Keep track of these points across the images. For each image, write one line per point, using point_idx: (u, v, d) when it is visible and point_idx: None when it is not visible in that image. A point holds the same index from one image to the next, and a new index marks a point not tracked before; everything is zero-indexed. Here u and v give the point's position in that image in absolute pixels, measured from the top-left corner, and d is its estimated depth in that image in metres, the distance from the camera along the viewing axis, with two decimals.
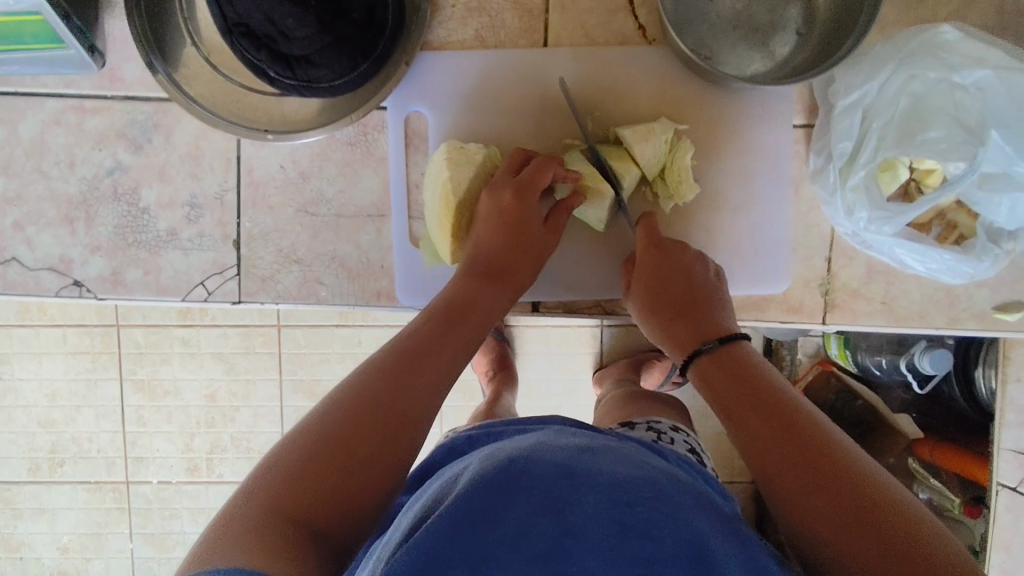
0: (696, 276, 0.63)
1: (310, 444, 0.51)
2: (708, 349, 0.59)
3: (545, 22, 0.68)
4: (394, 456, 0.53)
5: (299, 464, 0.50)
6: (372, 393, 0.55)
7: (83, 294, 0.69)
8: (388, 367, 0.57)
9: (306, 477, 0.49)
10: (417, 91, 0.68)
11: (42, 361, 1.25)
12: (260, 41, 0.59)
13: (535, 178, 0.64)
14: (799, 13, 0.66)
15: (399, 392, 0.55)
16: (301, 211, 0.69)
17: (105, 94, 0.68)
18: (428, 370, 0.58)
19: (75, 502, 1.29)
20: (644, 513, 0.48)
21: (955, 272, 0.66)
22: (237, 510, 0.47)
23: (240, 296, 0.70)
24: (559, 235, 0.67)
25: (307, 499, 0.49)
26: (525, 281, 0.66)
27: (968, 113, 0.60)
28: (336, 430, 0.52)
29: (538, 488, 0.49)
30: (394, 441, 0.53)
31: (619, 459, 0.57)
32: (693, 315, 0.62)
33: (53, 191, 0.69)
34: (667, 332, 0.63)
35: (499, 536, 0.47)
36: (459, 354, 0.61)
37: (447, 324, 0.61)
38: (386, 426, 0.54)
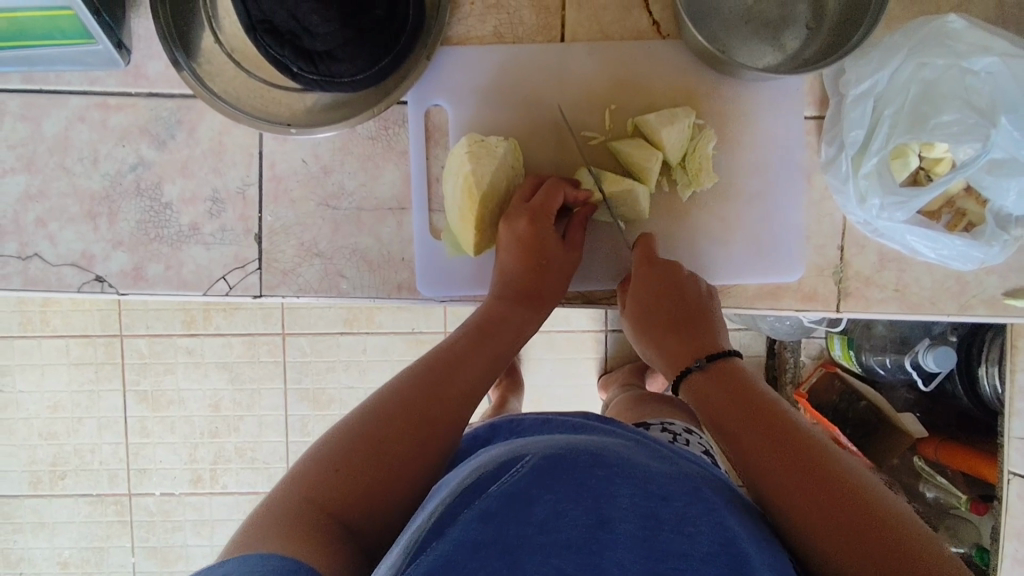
0: (692, 296, 0.66)
1: (352, 443, 0.55)
2: (698, 366, 0.61)
3: (562, 18, 0.70)
4: (423, 459, 0.56)
5: (342, 458, 0.54)
6: (409, 404, 0.58)
7: (104, 289, 0.70)
8: (422, 376, 0.60)
9: (345, 472, 0.53)
10: (437, 84, 0.70)
11: (44, 373, 1.24)
12: (283, 38, 0.60)
13: (547, 201, 0.66)
14: (809, 7, 0.68)
15: (437, 406, 0.59)
16: (322, 205, 0.70)
17: (129, 91, 0.69)
18: (461, 389, 0.61)
19: (77, 516, 1.28)
20: (680, 508, 0.48)
21: (964, 258, 0.68)
22: (280, 496, 0.51)
23: (260, 290, 0.70)
24: (577, 251, 0.69)
25: (341, 490, 0.52)
26: (547, 297, 0.68)
27: (978, 96, 0.62)
28: (376, 434, 0.55)
29: (572, 474, 0.48)
30: (423, 445, 0.56)
31: (648, 453, 0.57)
32: (684, 335, 0.64)
33: (75, 187, 0.69)
34: (662, 350, 0.65)
35: (532, 520, 0.45)
36: (485, 373, 0.64)
37: (475, 345, 0.64)
38: (418, 430, 0.57)
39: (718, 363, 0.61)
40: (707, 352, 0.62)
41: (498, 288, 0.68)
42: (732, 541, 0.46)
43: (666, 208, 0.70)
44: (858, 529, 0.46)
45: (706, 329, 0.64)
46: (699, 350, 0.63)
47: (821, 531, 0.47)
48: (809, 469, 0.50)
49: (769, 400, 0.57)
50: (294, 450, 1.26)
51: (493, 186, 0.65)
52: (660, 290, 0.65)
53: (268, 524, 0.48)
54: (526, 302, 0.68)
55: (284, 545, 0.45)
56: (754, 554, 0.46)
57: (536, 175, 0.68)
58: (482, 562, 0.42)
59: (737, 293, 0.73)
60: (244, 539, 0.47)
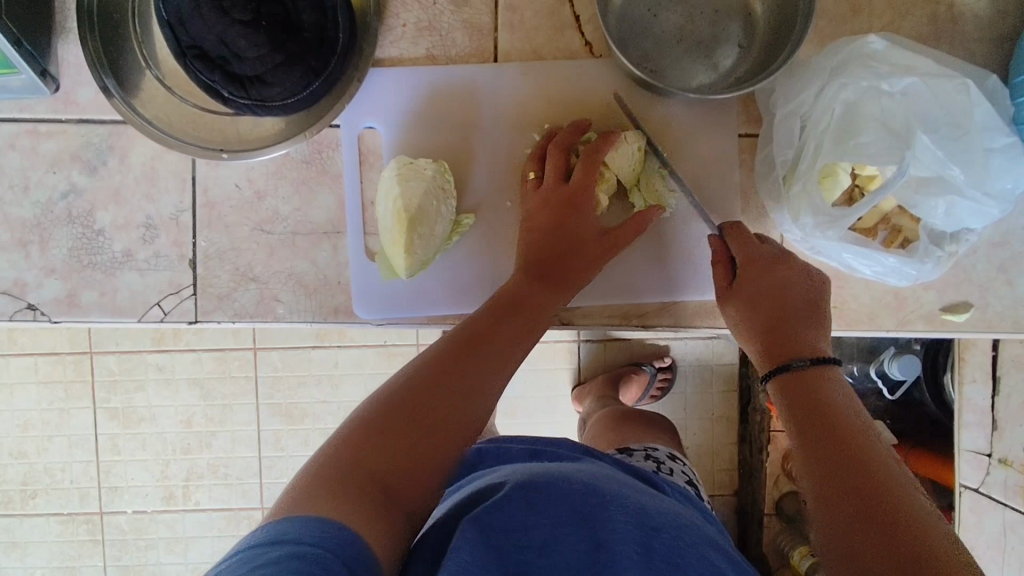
0: (799, 291, 0.60)
1: (394, 410, 0.51)
2: (800, 364, 0.56)
3: (494, 40, 0.70)
4: (462, 418, 0.53)
5: (379, 418, 0.51)
6: (446, 371, 0.55)
7: (38, 318, 0.69)
8: (455, 342, 0.57)
9: (381, 433, 0.50)
10: (369, 107, 0.70)
11: (13, 392, 1.23)
12: (214, 63, 0.62)
13: (584, 186, 0.65)
14: (740, 26, 0.69)
15: (471, 366, 0.56)
16: (256, 229, 0.70)
17: (59, 118, 0.68)
18: (499, 360, 0.58)
19: (49, 535, 1.27)
20: (670, 540, 0.49)
21: (900, 274, 0.67)
22: (323, 463, 0.48)
23: (196, 316, 0.70)
24: (616, 240, 0.65)
25: (378, 452, 0.49)
26: (578, 280, 0.65)
27: (895, 118, 0.62)
28: (418, 403, 0.52)
29: (562, 498, 0.50)
30: (460, 404, 0.53)
31: (637, 489, 0.57)
32: (795, 333, 0.59)
33: (7, 215, 0.69)
34: (769, 343, 0.59)
35: (530, 545, 0.48)
36: (517, 343, 0.60)
37: (503, 318, 0.60)
38: (452, 390, 0.54)
39: (820, 369, 0.56)
40: (812, 355, 0.57)
41: (526, 268, 0.64)
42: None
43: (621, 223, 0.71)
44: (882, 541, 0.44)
45: (810, 331, 0.59)
46: (804, 350, 0.58)
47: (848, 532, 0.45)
48: (842, 456, 0.50)
49: (837, 403, 0.54)
50: (267, 465, 1.25)
51: (427, 213, 0.65)
52: (768, 284, 0.61)
53: (303, 487, 0.45)
54: (560, 285, 0.64)
55: (336, 509, 0.43)
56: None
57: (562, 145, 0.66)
58: None
59: (677, 311, 0.73)
60: (281, 505, 0.44)
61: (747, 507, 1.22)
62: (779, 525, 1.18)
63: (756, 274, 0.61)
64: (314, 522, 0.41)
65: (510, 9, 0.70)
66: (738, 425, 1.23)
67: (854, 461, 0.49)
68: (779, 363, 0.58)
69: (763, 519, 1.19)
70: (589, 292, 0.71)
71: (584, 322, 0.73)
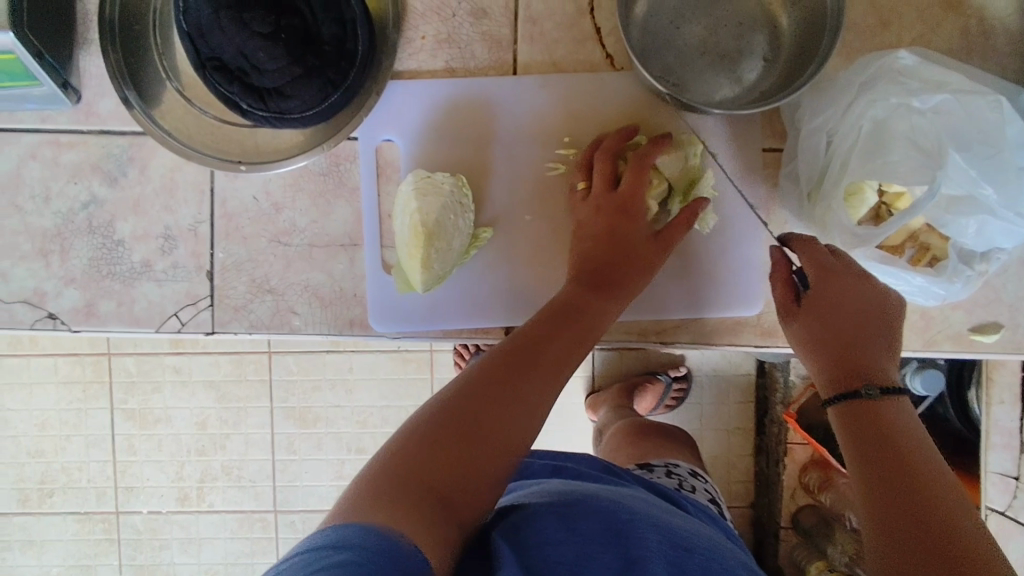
0: (870, 313, 0.57)
1: (447, 421, 0.51)
2: (868, 393, 0.54)
3: (514, 53, 0.69)
4: (516, 431, 0.52)
5: (434, 427, 0.50)
6: (498, 382, 0.54)
7: (57, 326, 0.69)
8: (508, 352, 0.56)
9: (437, 443, 0.49)
10: (388, 120, 0.69)
11: (33, 392, 1.25)
12: (233, 74, 0.62)
13: (633, 190, 0.64)
14: (765, 38, 0.68)
15: (526, 378, 0.55)
16: (273, 241, 0.70)
17: (81, 129, 0.68)
18: (552, 371, 0.57)
19: (65, 534, 1.28)
20: (702, 561, 0.49)
21: (927, 294, 0.66)
22: (378, 471, 0.48)
23: (213, 327, 0.70)
24: (668, 249, 0.64)
25: (433, 462, 0.48)
26: (630, 289, 0.64)
27: (926, 137, 0.59)
28: (474, 413, 0.51)
29: (595, 514, 0.51)
30: (514, 416, 0.53)
31: (665, 507, 0.57)
32: (863, 357, 0.56)
33: (28, 225, 0.69)
34: (834, 365, 0.56)
35: (562, 561, 0.47)
36: (570, 354, 0.59)
37: (557, 327, 0.59)
38: (508, 400, 0.53)
39: (890, 399, 0.53)
40: (880, 383, 0.54)
41: (578, 276, 0.63)
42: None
43: None
44: None
45: (880, 356, 0.56)
46: (872, 376, 0.55)
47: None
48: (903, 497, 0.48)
49: (901, 437, 0.52)
50: (280, 469, 1.25)
51: (444, 227, 0.65)
52: (839, 301, 0.57)
53: (359, 496, 0.45)
54: (612, 294, 0.63)
55: (394, 520, 0.43)
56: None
57: (612, 151, 0.65)
58: None
59: (697, 328, 0.71)
60: (336, 513, 0.44)
61: (763, 518, 1.20)
62: (795, 539, 1.16)
63: (832, 283, 0.58)
64: (373, 531, 0.41)
65: (530, 21, 0.69)
66: (755, 436, 1.20)
67: (911, 502, 0.47)
68: (846, 386, 0.55)
69: (780, 531, 1.17)
70: None
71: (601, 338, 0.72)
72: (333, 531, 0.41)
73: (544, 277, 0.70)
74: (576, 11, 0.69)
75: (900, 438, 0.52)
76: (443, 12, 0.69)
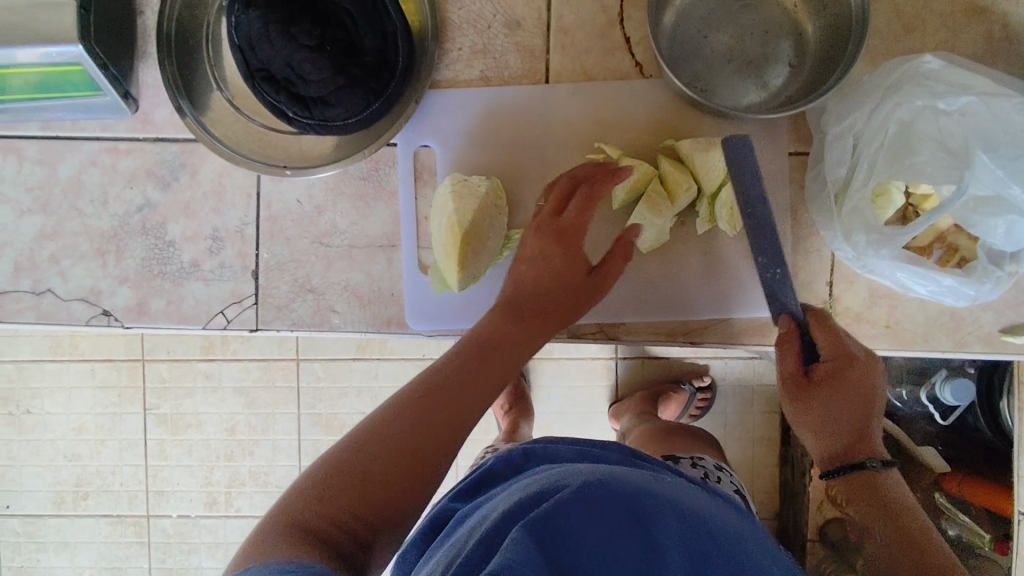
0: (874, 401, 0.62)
1: (374, 448, 0.53)
2: (872, 464, 0.61)
3: (546, 62, 0.72)
4: (425, 464, 0.53)
5: (339, 467, 0.52)
6: (426, 410, 0.56)
7: (111, 323, 0.73)
8: (423, 390, 0.57)
9: (339, 482, 0.51)
10: (425, 127, 0.72)
11: (71, 396, 1.29)
12: (280, 84, 0.66)
13: (580, 218, 0.65)
14: (790, 45, 0.70)
15: (438, 412, 0.56)
16: (315, 242, 0.73)
17: (137, 136, 0.73)
18: (480, 391, 0.59)
19: (98, 536, 1.31)
20: (728, 550, 0.52)
21: (956, 294, 0.67)
22: (301, 501, 0.50)
23: (256, 324, 0.73)
24: (607, 281, 0.66)
25: (336, 501, 0.50)
26: (557, 322, 0.65)
27: (952, 137, 0.61)
28: (380, 450, 0.53)
29: (616, 501, 0.51)
30: (424, 451, 0.54)
31: (689, 490, 0.59)
32: (858, 437, 0.62)
33: (86, 227, 0.73)
34: (830, 441, 0.62)
35: (586, 545, 0.47)
36: (489, 392, 0.60)
37: (474, 362, 0.60)
38: (416, 437, 0.54)
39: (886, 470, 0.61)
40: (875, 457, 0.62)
41: (505, 306, 0.64)
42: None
43: (685, 236, 0.71)
44: None
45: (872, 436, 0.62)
46: (867, 453, 0.62)
47: None
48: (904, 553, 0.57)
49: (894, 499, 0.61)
50: None
51: (478, 229, 0.67)
52: (849, 391, 0.61)
53: (263, 536, 0.47)
54: (537, 324, 0.64)
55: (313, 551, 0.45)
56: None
57: (573, 181, 0.66)
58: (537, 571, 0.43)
59: (726, 328, 0.73)
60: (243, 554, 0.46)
61: (789, 528, 1.19)
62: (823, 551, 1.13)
63: (851, 373, 0.61)
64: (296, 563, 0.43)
65: (561, 32, 0.72)
66: (779, 446, 1.20)
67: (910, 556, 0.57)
68: (845, 461, 0.62)
69: (807, 543, 1.14)
70: (637, 308, 0.72)
71: (630, 337, 0.73)
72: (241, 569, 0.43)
73: None
74: (606, 22, 0.71)
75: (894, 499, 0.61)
76: (479, 24, 0.72)
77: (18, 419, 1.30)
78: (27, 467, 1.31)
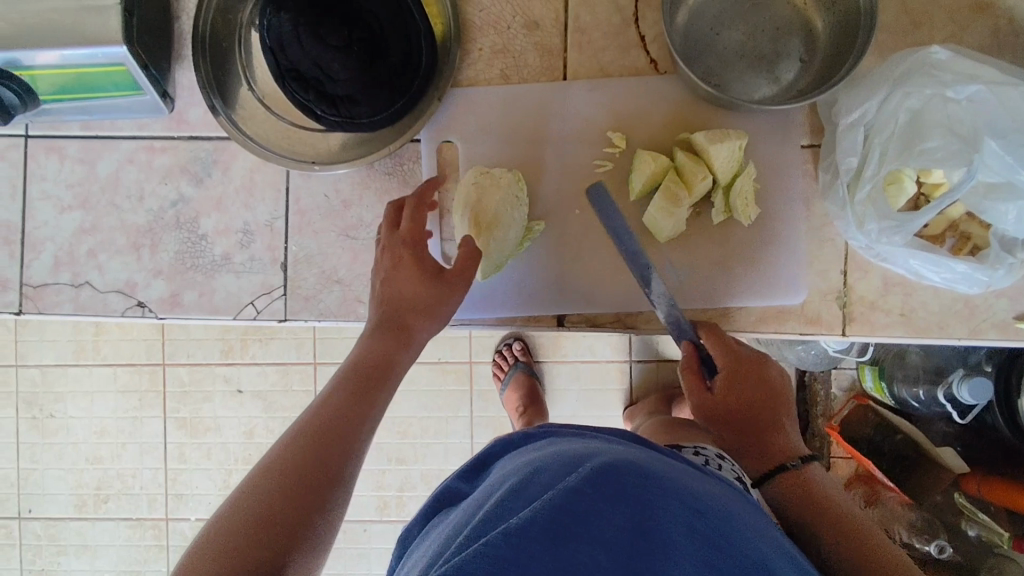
0: (774, 397, 0.68)
1: (256, 503, 0.51)
2: (795, 464, 0.64)
3: (564, 60, 0.74)
4: (319, 493, 0.53)
5: (235, 532, 0.50)
6: (303, 450, 0.55)
7: (145, 314, 0.76)
8: (300, 435, 0.56)
9: (238, 547, 0.49)
10: (448, 123, 0.75)
11: (93, 400, 1.32)
12: (309, 84, 0.69)
13: (415, 227, 0.67)
14: (801, 42, 0.72)
15: (318, 445, 0.56)
16: (342, 235, 0.75)
17: (173, 135, 0.76)
18: (356, 419, 0.59)
19: (118, 539, 1.33)
20: (714, 524, 0.49)
21: (970, 281, 0.68)
22: (192, 566, 0.48)
23: (285, 315, 0.75)
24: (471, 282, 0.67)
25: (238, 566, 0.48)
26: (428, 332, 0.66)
27: (961, 123, 0.63)
28: (272, 503, 0.52)
29: (616, 482, 0.49)
30: (311, 481, 0.54)
31: (689, 472, 0.59)
32: (768, 434, 0.66)
33: (123, 222, 0.76)
34: (749, 446, 0.66)
35: (586, 521, 0.45)
36: (368, 413, 0.60)
37: (347, 393, 0.60)
38: (298, 474, 0.54)
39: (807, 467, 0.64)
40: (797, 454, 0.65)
41: (377, 328, 0.65)
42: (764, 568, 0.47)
43: (701, 226, 0.73)
44: None
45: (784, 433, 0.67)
46: (787, 451, 0.65)
47: None
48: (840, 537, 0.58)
49: (825, 490, 0.63)
50: None
51: (501, 216, 0.70)
52: (742, 385, 0.67)
53: None
54: (407, 339, 0.65)
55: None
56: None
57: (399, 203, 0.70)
58: (531, 550, 0.42)
59: (742, 317, 0.74)
60: None
61: None
62: None
63: (743, 376, 0.67)
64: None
65: (578, 31, 0.74)
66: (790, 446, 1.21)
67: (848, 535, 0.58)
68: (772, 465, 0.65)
69: None
70: None
71: (648, 327, 0.75)
72: None
73: (593, 267, 0.74)
74: (621, 21, 0.74)
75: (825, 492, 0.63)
76: (499, 25, 0.75)
77: (42, 423, 1.32)
78: (49, 470, 1.33)
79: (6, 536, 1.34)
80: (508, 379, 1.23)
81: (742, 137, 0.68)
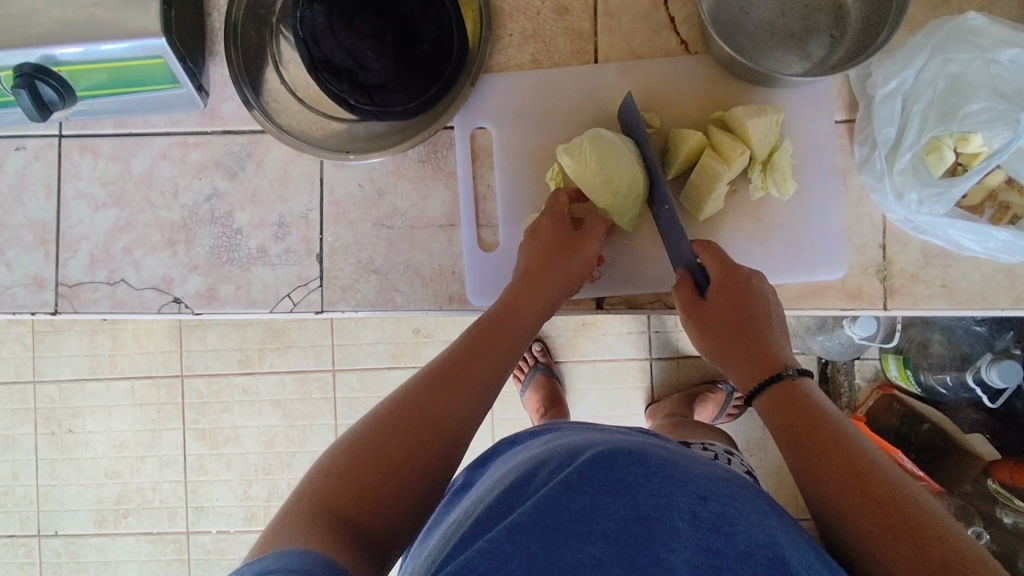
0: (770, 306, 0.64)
1: (380, 435, 0.53)
2: (789, 373, 0.59)
3: (595, 44, 0.75)
4: (442, 446, 0.55)
5: (349, 463, 0.51)
6: (430, 406, 0.56)
7: (182, 310, 0.76)
8: (431, 381, 0.58)
9: (348, 480, 0.51)
10: (480, 108, 0.75)
11: (110, 414, 1.30)
12: (342, 75, 0.67)
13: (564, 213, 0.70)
14: (830, 18, 0.72)
15: (446, 397, 0.57)
16: (377, 224, 0.75)
17: (206, 130, 0.76)
18: (480, 378, 0.59)
19: (138, 554, 1.31)
20: (718, 508, 0.49)
21: (1012, 250, 0.68)
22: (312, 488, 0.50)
23: (322, 306, 0.75)
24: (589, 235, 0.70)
25: (348, 500, 0.50)
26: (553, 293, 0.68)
27: (1006, 84, 0.64)
28: (391, 444, 0.53)
29: (606, 471, 0.50)
30: (437, 431, 0.55)
31: (690, 458, 0.60)
32: (764, 343, 0.62)
33: (158, 218, 0.76)
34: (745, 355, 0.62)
35: (570, 508, 0.48)
36: (493, 375, 0.61)
37: (472, 347, 0.61)
38: (424, 425, 0.55)
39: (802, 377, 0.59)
40: (792, 365, 0.60)
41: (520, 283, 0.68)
42: (773, 545, 0.47)
43: (737, 204, 0.73)
44: (920, 547, 0.44)
45: (781, 340, 0.63)
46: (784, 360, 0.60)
47: (885, 544, 0.45)
48: (843, 475, 0.49)
49: (826, 415, 0.54)
50: None
51: (613, 156, 0.67)
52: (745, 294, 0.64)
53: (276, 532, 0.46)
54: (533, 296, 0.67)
55: (323, 538, 0.45)
56: (798, 557, 0.46)
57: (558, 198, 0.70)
58: (517, 550, 0.45)
59: (782, 293, 0.74)
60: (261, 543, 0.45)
61: None
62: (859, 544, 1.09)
63: (735, 281, 0.64)
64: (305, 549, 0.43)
65: (608, 15, 0.75)
66: None
67: (852, 471, 0.49)
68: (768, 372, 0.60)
69: None
70: None
71: None
72: (259, 562, 0.41)
73: (633, 248, 0.74)
74: (651, 3, 0.74)
75: (827, 417, 0.54)
76: (529, 11, 0.75)
77: (60, 439, 1.31)
78: (69, 486, 1.31)
79: (26, 555, 1.32)
80: (528, 380, 1.22)
81: (778, 113, 0.68)
